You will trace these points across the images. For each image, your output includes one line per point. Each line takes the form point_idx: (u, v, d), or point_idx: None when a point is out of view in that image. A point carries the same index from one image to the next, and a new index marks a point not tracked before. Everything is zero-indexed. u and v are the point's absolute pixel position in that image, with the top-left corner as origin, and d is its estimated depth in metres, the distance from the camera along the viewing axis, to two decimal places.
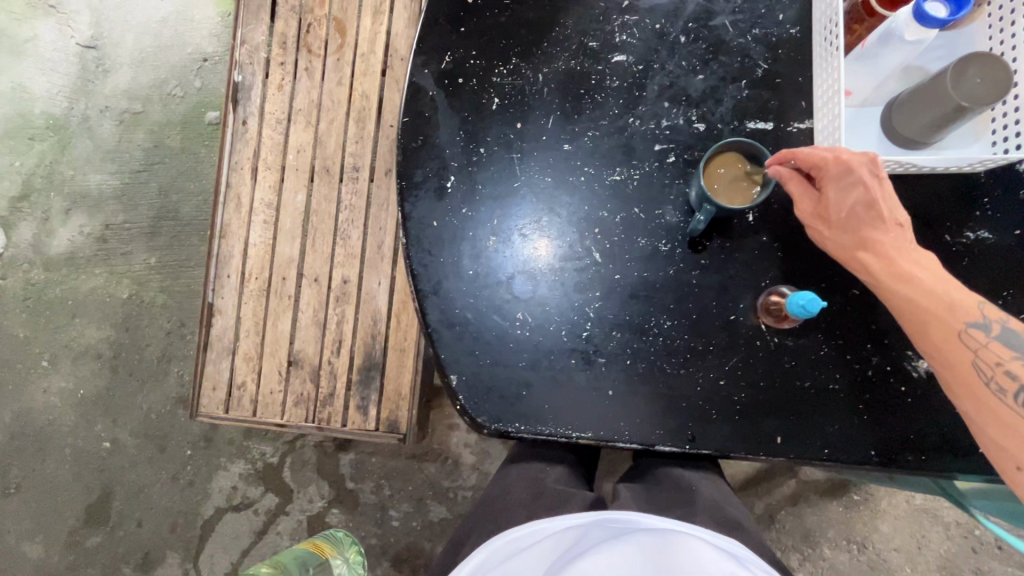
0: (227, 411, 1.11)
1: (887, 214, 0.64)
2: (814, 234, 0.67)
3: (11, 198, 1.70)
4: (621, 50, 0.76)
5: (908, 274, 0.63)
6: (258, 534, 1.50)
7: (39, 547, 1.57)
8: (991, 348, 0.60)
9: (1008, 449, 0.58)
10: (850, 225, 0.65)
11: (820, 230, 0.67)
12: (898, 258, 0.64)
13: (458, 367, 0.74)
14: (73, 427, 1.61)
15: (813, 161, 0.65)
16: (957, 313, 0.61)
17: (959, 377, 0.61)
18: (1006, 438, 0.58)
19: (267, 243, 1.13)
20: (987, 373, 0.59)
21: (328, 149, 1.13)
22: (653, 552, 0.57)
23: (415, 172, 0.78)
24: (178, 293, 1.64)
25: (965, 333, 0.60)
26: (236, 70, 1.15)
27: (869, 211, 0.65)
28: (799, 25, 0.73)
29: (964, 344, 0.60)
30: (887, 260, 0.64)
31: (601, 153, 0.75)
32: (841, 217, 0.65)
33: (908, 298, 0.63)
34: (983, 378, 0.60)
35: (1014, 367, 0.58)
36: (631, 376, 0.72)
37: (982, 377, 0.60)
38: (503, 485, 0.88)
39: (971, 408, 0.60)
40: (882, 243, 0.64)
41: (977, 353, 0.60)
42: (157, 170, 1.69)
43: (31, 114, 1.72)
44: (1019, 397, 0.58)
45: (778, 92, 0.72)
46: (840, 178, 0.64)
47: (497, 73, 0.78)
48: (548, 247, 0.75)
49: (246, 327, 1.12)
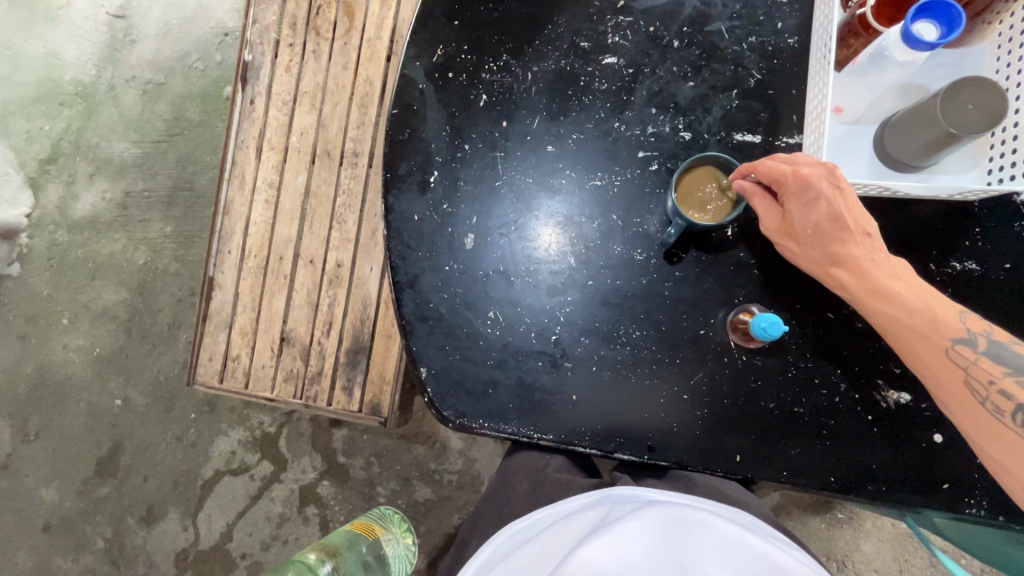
0: (222, 381, 1.16)
1: (853, 226, 0.63)
2: (785, 250, 0.66)
3: (40, 160, 1.77)
4: (613, 52, 0.74)
5: (884, 290, 0.61)
6: (253, 498, 1.57)
7: (53, 492, 1.68)
8: (980, 364, 0.58)
9: (1010, 468, 0.56)
10: (822, 237, 0.64)
11: (791, 246, 0.66)
12: (872, 270, 0.63)
13: (428, 360, 0.75)
14: (88, 383, 1.70)
15: (774, 177, 0.64)
16: (940, 329, 0.60)
17: (951, 394, 0.59)
18: (1007, 459, 0.56)
19: (267, 222, 1.16)
20: (980, 391, 0.58)
21: (331, 132, 1.14)
22: (659, 526, 0.58)
23: (399, 165, 0.78)
24: (190, 262, 1.70)
25: (951, 350, 0.59)
26: (247, 50, 1.17)
27: (836, 224, 0.63)
28: (798, 35, 0.71)
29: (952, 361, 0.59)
30: (862, 275, 0.62)
31: (585, 156, 0.74)
32: (808, 233, 0.64)
33: (887, 315, 0.61)
34: (976, 396, 0.58)
35: (1007, 384, 0.57)
36: (597, 383, 0.72)
37: (973, 395, 0.58)
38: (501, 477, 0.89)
39: (965, 425, 0.59)
40: (856, 257, 0.63)
41: (967, 370, 0.58)
42: (176, 141, 1.73)
43: (60, 80, 1.78)
44: (1018, 416, 0.55)
45: (769, 104, 0.70)
46: (801, 194, 0.63)
47: (487, 69, 0.78)
48: (555, 238, 0.75)
49: (243, 302, 1.16)
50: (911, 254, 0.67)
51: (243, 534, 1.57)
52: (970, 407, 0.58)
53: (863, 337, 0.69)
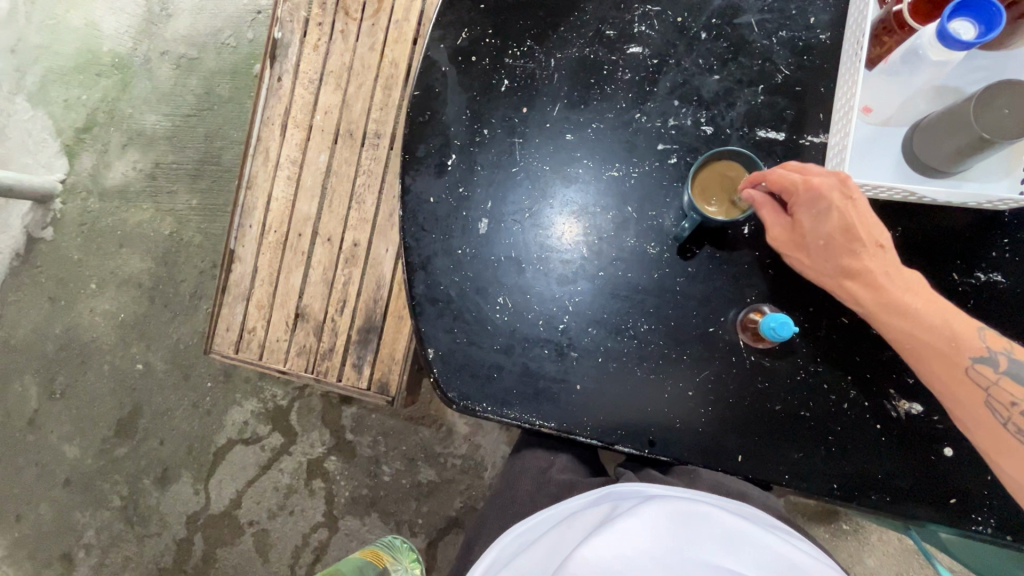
0: (237, 352, 1.19)
1: (867, 237, 0.61)
2: (796, 262, 0.64)
3: (76, 129, 1.82)
4: (639, 41, 0.73)
5: (902, 307, 0.60)
6: (263, 468, 1.62)
7: (75, 449, 1.75)
8: (1002, 384, 0.57)
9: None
10: (835, 251, 0.62)
11: (801, 257, 0.64)
12: (889, 286, 0.61)
13: (436, 342, 0.76)
14: (112, 347, 1.76)
15: (784, 184, 0.63)
16: (960, 348, 0.59)
17: (969, 412, 0.59)
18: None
19: (288, 199, 1.18)
20: (999, 410, 0.57)
21: (354, 112, 1.15)
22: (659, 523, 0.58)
23: (418, 146, 0.79)
24: (213, 235, 1.74)
25: (973, 370, 0.58)
26: (277, 27, 1.19)
27: (848, 236, 0.61)
28: (831, 31, 0.69)
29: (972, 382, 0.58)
30: (877, 290, 0.61)
31: (604, 147, 0.74)
32: (819, 244, 0.62)
33: (905, 333, 0.60)
34: (995, 415, 0.58)
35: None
36: (602, 374, 0.72)
37: (993, 415, 0.58)
38: (509, 478, 0.95)
39: (984, 442, 0.58)
40: (871, 272, 0.61)
41: (989, 390, 0.58)
42: (206, 116, 1.77)
43: (99, 51, 1.83)
44: None
45: (796, 101, 0.69)
46: (812, 204, 0.62)
47: (510, 54, 0.77)
48: (575, 233, 0.74)
49: (261, 276, 1.18)
50: (934, 262, 0.65)
51: (252, 503, 1.61)
52: (990, 425, 0.58)
53: (876, 345, 0.68)
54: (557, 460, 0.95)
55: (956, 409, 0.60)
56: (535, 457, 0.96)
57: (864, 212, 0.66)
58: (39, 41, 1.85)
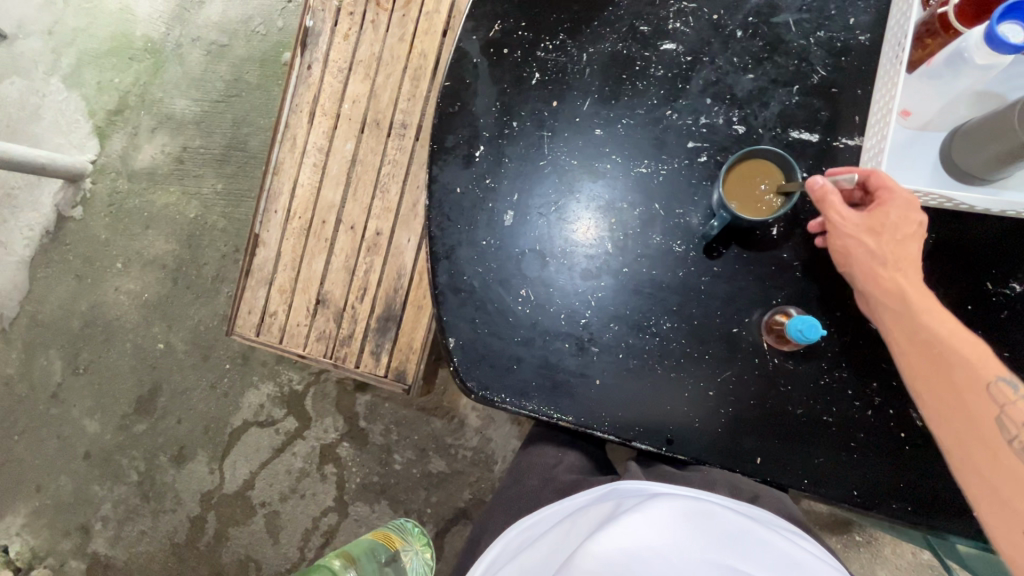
0: (258, 335, 1.21)
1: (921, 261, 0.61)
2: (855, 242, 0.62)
3: (108, 111, 1.86)
4: (673, 38, 0.73)
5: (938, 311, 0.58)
6: (276, 451, 1.64)
7: (96, 423, 1.79)
8: (1021, 407, 0.52)
9: (1013, 508, 0.50)
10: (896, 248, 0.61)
11: (865, 240, 0.62)
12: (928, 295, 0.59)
13: (457, 331, 0.76)
14: (135, 326, 1.79)
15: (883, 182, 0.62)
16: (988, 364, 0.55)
17: (973, 421, 0.54)
18: (1011, 496, 0.50)
19: (313, 186, 1.19)
20: (1009, 428, 0.52)
21: (381, 102, 1.16)
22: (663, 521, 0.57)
23: (446, 137, 0.79)
24: (237, 220, 1.76)
25: (994, 384, 0.54)
26: (309, 16, 1.20)
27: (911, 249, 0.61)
28: (870, 33, 0.68)
29: (992, 395, 0.54)
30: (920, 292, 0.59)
31: (633, 143, 0.73)
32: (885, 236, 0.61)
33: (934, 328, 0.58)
34: (1002, 431, 0.52)
35: None
36: (622, 370, 0.72)
37: (1002, 432, 0.52)
38: (517, 474, 0.95)
39: (978, 456, 0.53)
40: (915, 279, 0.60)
41: (1004, 409, 0.53)
42: (234, 103, 1.79)
43: (132, 35, 1.86)
44: None
45: (831, 103, 0.68)
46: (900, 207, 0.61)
47: (542, 47, 0.78)
48: (590, 231, 0.75)
49: (284, 261, 1.20)
50: (966, 271, 0.65)
51: (264, 484, 1.64)
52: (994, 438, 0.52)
53: None
54: (565, 456, 0.95)
55: (958, 417, 0.55)
56: (542, 455, 0.95)
57: None
58: (76, 24, 1.89)
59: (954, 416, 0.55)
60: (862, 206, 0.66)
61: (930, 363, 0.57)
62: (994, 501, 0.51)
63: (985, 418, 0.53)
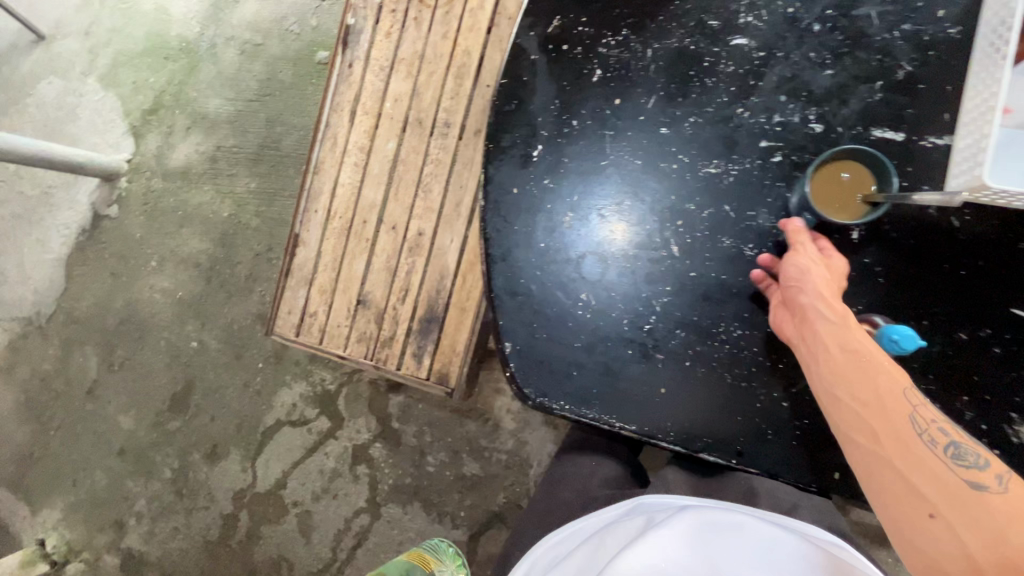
0: (298, 335, 1.21)
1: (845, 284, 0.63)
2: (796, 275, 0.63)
3: (143, 110, 1.88)
4: (745, 33, 0.70)
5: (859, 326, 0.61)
6: (309, 451, 1.64)
7: (130, 419, 1.81)
8: (924, 407, 0.58)
9: (934, 501, 0.55)
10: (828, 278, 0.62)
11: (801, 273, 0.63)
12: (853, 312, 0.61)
13: (514, 336, 0.74)
14: (169, 323, 1.81)
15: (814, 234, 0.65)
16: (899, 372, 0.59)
17: (894, 431, 0.57)
18: (932, 489, 0.55)
19: (354, 185, 1.18)
20: (920, 426, 0.57)
21: (424, 101, 1.15)
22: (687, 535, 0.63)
23: (503, 136, 0.77)
24: (270, 219, 1.77)
25: (908, 390, 0.58)
26: (350, 14, 1.19)
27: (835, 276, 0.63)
28: (961, 25, 0.64)
29: (908, 399, 0.58)
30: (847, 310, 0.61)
31: (701, 142, 0.71)
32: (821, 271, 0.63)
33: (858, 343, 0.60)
34: (913, 428, 0.57)
35: (941, 425, 0.57)
36: (690, 379, 0.69)
37: (916, 430, 0.57)
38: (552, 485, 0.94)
39: (900, 458, 0.57)
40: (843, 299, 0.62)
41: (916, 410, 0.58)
42: (267, 102, 1.80)
43: (168, 35, 1.88)
44: (947, 452, 0.56)
45: (916, 100, 0.65)
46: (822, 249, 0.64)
47: (604, 43, 0.75)
48: (633, 232, 0.73)
49: (325, 262, 1.19)
50: None
51: (297, 484, 1.64)
52: (932, 472, 0.55)
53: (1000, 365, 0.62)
54: (599, 469, 0.95)
55: (877, 421, 0.58)
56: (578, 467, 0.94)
57: (990, 222, 0.63)
58: (113, 24, 1.91)
59: (877, 427, 0.58)
60: (952, 209, 0.63)
61: (860, 379, 0.59)
62: (912, 495, 0.56)
63: (904, 419, 0.57)
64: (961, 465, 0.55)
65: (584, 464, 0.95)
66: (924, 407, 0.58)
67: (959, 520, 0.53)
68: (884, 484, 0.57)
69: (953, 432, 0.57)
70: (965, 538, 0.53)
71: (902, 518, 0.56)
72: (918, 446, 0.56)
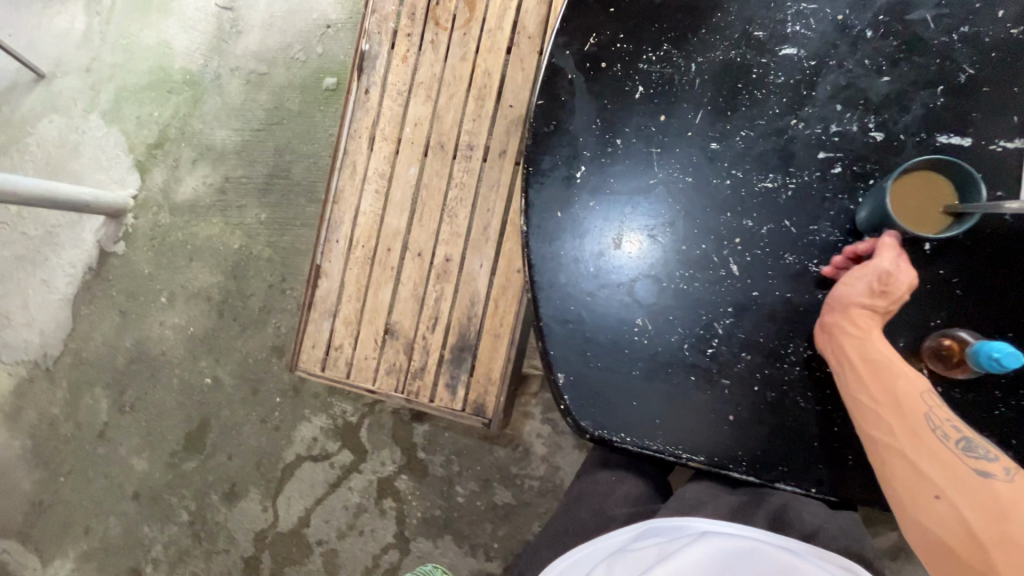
0: (323, 370, 1.17)
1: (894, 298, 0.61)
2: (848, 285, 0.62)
3: (148, 145, 1.85)
4: (793, 42, 0.68)
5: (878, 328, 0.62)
6: (332, 486, 1.59)
7: (144, 462, 1.75)
8: (940, 404, 0.60)
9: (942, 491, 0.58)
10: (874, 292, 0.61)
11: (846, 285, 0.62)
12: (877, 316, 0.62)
13: (567, 366, 0.71)
14: (181, 360, 1.76)
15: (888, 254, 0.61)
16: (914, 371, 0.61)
17: (910, 429, 0.59)
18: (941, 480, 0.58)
19: (377, 213, 1.15)
20: (935, 422, 0.59)
21: (445, 124, 1.13)
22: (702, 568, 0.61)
23: (543, 158, 0.74)
24: (282, 249, 1.73)
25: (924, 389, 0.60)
26: (365, 39, 1.17)
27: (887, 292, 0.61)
28: (1021, 25, 0.63)
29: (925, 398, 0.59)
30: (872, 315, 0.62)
31: (754, 156, 0.68)
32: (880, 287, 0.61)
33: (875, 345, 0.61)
34: (929, 425, 0.59)
35: (956, 421, 0.59)
36: (758, 405, 0.66)
37: (931, 427, 0.59)
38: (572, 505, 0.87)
39: (914, 453, 0.59)
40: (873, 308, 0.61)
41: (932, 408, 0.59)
42: (275, 131, 1.78)
43: (170, 68, 1.86)
44: (960, 446, 0.58)
45: (979, 104, 0.63)
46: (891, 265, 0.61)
47: (645, 59, 0.73)
48: (680, 251, 0.70)
49: (349, 292, 1.16)
50: None
51: (321, 521, 1.59)
52: (947, 466, 0.58)
53: None
54: (619, 486, 0.86)
55: (894, 418, 0.60)
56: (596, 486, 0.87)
57: None
58: (114, 60, 1.89)
59: (893, 425, 0.59)
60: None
61: (877, 379, 0.60)
62: (922, 486, 0.58)
63: (918, 416, 0.59)
64: (972, 460, 0.58)
65: (603, 481, 0.87)
66: (939, 403, 0.60)
67: (964, 500, 0.57)
68: (898, 478, 0.59)
69: (965, 427, 0.59)
70: (970, 516, 0.56)
71: (912, 508, 0.59)
72: (934, 441, 0.58)
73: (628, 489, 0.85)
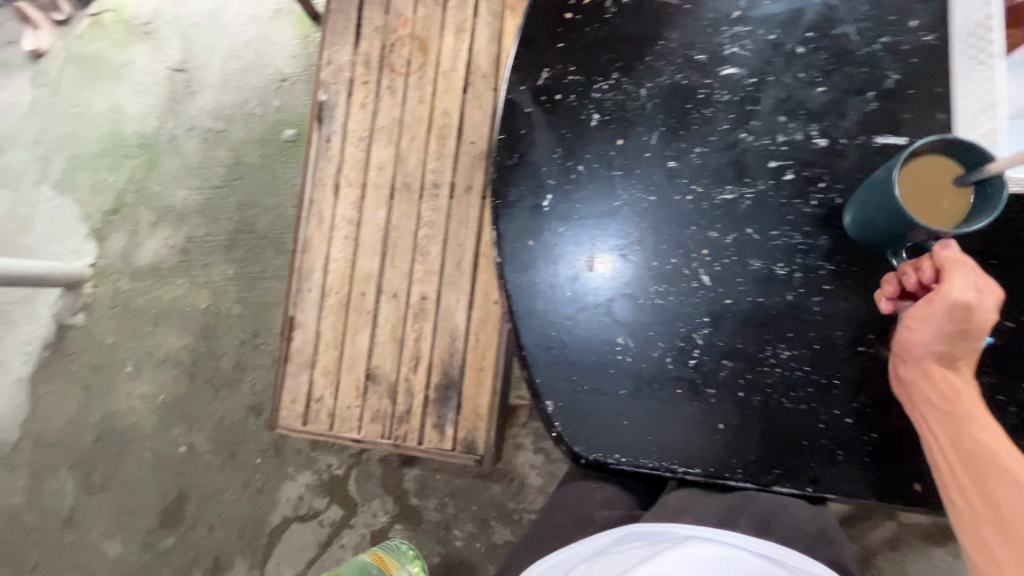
0: (305, 424, 1.13)
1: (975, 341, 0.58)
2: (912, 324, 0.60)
3: (104, 212, 1.81)
4: (733, 62, 0.72)
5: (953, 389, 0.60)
6: (323, 546, 1.51)
7: (117, 545, 1.64)
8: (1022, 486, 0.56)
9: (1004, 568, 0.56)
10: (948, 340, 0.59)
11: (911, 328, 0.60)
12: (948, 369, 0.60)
13: (554, 393, 0.71)
14: (152, 431, 1.68)
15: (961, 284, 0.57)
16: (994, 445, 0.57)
17: (972, 500, 0.58)
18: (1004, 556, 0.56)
19: (347, 258, 1.15)
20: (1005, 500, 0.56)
21: (409, 165, 1.14)
22: None
23: (510, 191, 0.76)
24: (252, 304, 1.69)
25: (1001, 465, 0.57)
26: (322, 90, 1.19)
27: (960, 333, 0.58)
28: (934, 31, 0.68)
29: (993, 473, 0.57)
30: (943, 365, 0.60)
31: (710, 171, 0.71)
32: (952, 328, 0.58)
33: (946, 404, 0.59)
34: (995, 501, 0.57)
35: None
36: (745, 411, 0.67)
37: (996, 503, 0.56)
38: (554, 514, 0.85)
39: (976, 524, 0.57)
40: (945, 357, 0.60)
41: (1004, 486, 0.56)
42: (237, 186, 1.76)
43: (124, 133, 1.84)
44: None
45: (909, 105, 0.67)
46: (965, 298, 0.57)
47: (597, 88, 0.76)
48: (653, 267, 0.72)
49: (325, 342, 1.14)
50: None
51: None
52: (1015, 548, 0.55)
53: None
54: (599, 488, 0.84)
55: (957, 485, 0.59)
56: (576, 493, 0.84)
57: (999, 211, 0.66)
58: (64, 130, 1.86)
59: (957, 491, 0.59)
60: None
61: (947, 440, 0.59)
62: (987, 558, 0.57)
63: (984, 489, 0.57)
64: None
65: (582, 486, 0.85)
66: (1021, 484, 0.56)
67: None
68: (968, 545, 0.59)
69: None
70: None
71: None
72: (1000, 517, 0.56)
73: (607, 493, 0.82)
